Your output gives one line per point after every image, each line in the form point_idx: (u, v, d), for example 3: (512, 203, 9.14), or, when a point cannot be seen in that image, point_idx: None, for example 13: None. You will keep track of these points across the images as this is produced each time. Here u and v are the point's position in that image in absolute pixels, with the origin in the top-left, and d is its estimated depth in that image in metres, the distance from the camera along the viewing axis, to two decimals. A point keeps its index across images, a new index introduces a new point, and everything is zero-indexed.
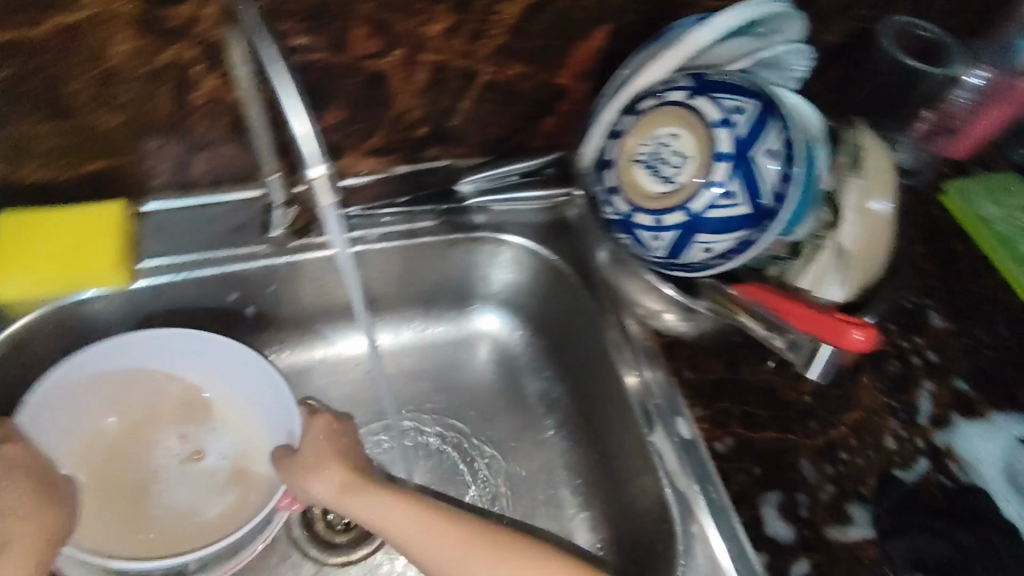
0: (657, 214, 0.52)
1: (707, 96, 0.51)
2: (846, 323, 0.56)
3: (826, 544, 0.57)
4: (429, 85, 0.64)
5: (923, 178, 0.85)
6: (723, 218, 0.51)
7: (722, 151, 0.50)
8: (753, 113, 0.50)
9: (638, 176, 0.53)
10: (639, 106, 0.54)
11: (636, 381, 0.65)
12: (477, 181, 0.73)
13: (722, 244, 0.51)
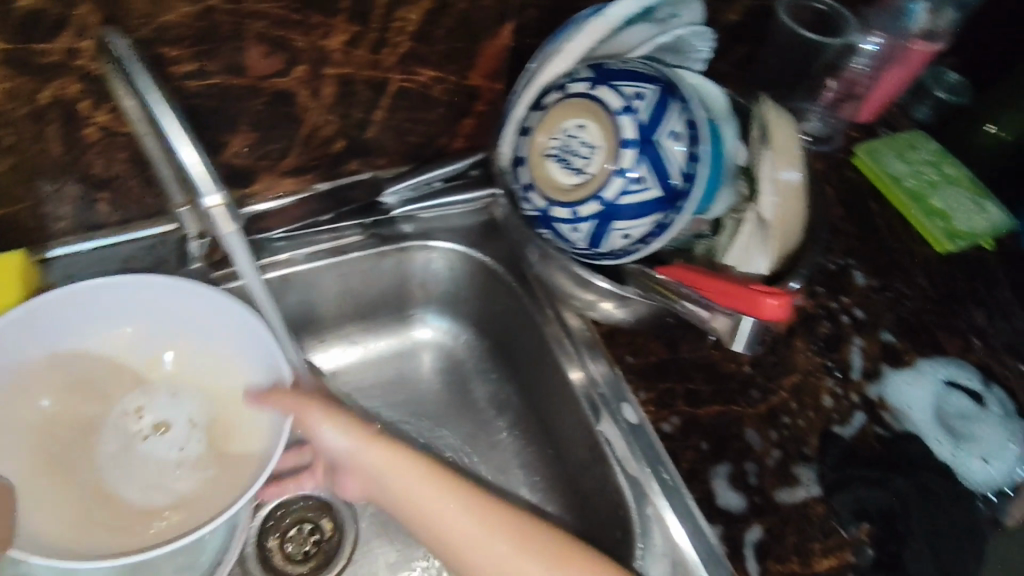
0: (573, 205, 0.54)
1: (607, 86, 0.53)
2: (760, 294, 0.58)
3: (776, 508, 0.58)
4: (338, 99, 0.63)
5: (834, 144, 0.88)
6: (637, 203, 0.53)
7: (628, 138, 0.52)
8: (653, 98, 0.52)
9: (551, 171, 0.55)
10: (545, 101, 0.56)
11: (581, 375, 0.65)
12: (400, 190, 0.73)
13: (640, 229, 0.53)
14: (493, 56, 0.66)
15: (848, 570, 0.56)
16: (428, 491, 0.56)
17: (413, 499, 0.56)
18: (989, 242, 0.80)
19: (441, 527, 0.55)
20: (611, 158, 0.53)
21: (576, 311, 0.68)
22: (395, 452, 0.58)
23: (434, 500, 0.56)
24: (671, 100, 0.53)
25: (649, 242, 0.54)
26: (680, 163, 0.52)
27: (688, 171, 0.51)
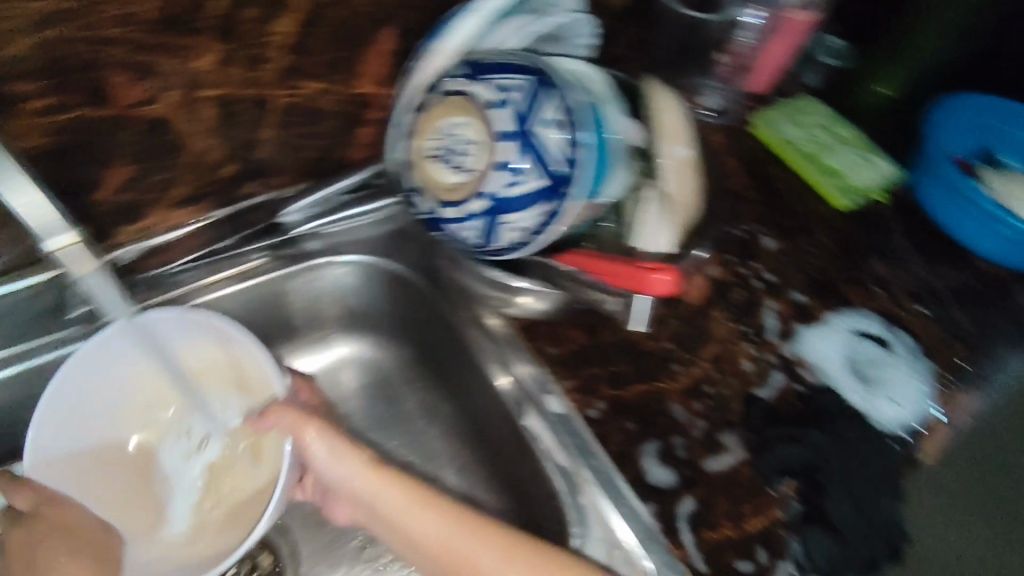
0: (461, 202, 0.56)
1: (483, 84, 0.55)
2: (647, 271, 0.62)
3: (706, 477, 0.59)
4: (219, 121, 0.60)
5: (733, 116, 0.91)
6: (520, 195, 0.54)
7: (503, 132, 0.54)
8: (526, 91, 0.54)
9: (435, 171, 0.57)
10: (428, 104, 0.58)
11: (508, 381, 0.65)
12: (302, 208, 0.71)
13: (528, 220, 0.55)
14: (380, 61, 0.65)
15: (778, 526, 0.57)
16: (419, 516, 0.57)
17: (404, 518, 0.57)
18: (883, 196, 0.83)
19: (417, 533, 0.57)
20: (490, 153, 0.55)
21: (494, 311, 0.68)
22: (389, 480, 0.59)
23: (419, 519, 0.57)
24: (548, 91, 0.54)
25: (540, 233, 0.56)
26: (559, 152, 0.54)
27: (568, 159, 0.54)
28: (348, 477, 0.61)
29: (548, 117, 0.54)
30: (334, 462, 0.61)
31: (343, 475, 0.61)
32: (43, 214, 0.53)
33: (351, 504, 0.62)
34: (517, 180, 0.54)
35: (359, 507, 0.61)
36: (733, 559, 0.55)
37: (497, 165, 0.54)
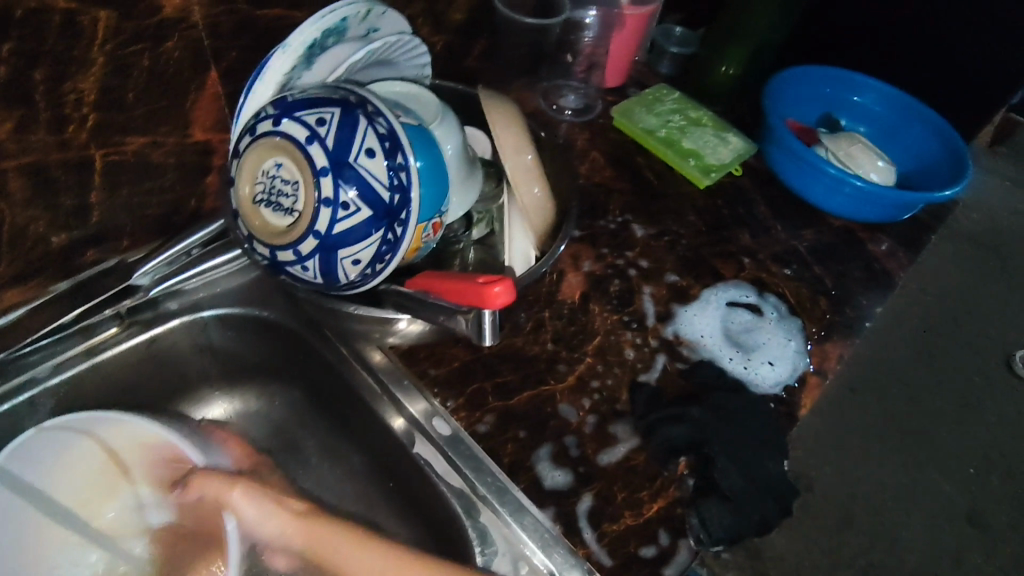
0: (292, 246, 0.49)
1: (286, 117, 0.48)
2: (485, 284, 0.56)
3: (601, 471, 0.60)
4: (32, 192, 0.56)
5: (594, 111, 0.93)
6: (352, 229, 0.48)
7: (320, 165, 0.47)
8: (337, 118, 0.48)
9: (264, 217, 0.50)
10: (240, 148, 0.51)
11: (401, 420, 0.63)
12: (152, 269, 0.66)
13: (367, 252, 0.49)
14: (208, 106, 0.63)
15: (675, 505, 0.59)
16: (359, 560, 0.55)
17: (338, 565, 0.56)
18: (737, 169, 0.88)
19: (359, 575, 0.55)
20: (311, 190, 0.48)
21: (375, 344, 0.66)
22: (325, 525, 0.58)
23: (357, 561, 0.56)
24: (360, 112, 0.48)
25: (385, 263, 0.50)
26: (384, 178, 0.47)
27: (396, 182, 0.48)
28: (283, 533, 0.60)
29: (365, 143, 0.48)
30: (263, 519, 0.60)
31: (273, 530, 0.60)
32: None
33: (287, 554, 0.60)
34: (344, 214, 0.47)
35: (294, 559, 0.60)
36: (636, 547, 0.56)
37: (319, 203, 0.47)
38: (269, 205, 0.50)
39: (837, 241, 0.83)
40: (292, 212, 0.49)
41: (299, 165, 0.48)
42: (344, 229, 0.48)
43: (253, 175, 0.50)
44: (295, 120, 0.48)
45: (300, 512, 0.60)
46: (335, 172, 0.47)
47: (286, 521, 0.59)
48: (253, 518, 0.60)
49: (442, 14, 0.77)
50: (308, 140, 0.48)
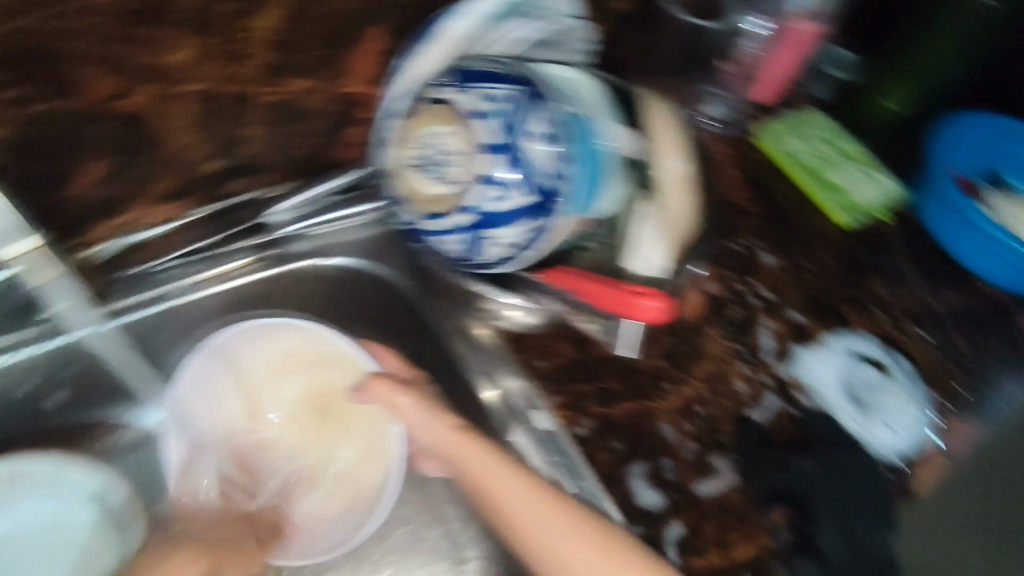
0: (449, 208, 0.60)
1: (467, 97, 0.59)
2: (639, 295, 0.59)
3: (695, 501, 0.58)
4: (199, 117, 0.58)
5: (735, 125, 0.87)
6: (507, 208, 0.58)
7: (489, 144, 0.59)
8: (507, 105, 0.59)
9: (424, 187, 0.61)
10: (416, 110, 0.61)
11: (492, 393, 0.66)
12: (289, 210, 0.70)
13: (514, 230, 0.59)
14: (370, 58, 0.60)
15: (765, 554, 0.57)
16: (510, 488, 0.55)
17: (489, 486, 0.56)
18: (886, 215, 0.80)
19: (504, 504, 0.55)
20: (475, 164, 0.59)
21: (482, 322, 0.68)
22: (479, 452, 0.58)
23: (511, 494, 0.55)
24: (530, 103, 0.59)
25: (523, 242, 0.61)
26: (542, 165, 0.58)
27: (551, 172, 0.58)
28: (439, 447, 0.61)
29: (533, 131, 0.58)
30: (427, 429, 0.62)
31: (434, 438, 0.61)
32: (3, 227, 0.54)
33: (437, 461, 0.63)
34: (506, 195, 0.58)
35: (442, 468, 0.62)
36: None
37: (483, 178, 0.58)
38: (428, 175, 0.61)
39: (987, 309, 0.74)
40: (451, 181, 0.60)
41: (469, 141, 0.59)
42: (496, 207, 0.58)
43: (418, 146, 0.61)
44: (473, 100, 0.60)
45: (460, 427, 0.60)
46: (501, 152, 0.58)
47: (444, 434, 0.61)
48: (414, 423, 0.63)
49: None
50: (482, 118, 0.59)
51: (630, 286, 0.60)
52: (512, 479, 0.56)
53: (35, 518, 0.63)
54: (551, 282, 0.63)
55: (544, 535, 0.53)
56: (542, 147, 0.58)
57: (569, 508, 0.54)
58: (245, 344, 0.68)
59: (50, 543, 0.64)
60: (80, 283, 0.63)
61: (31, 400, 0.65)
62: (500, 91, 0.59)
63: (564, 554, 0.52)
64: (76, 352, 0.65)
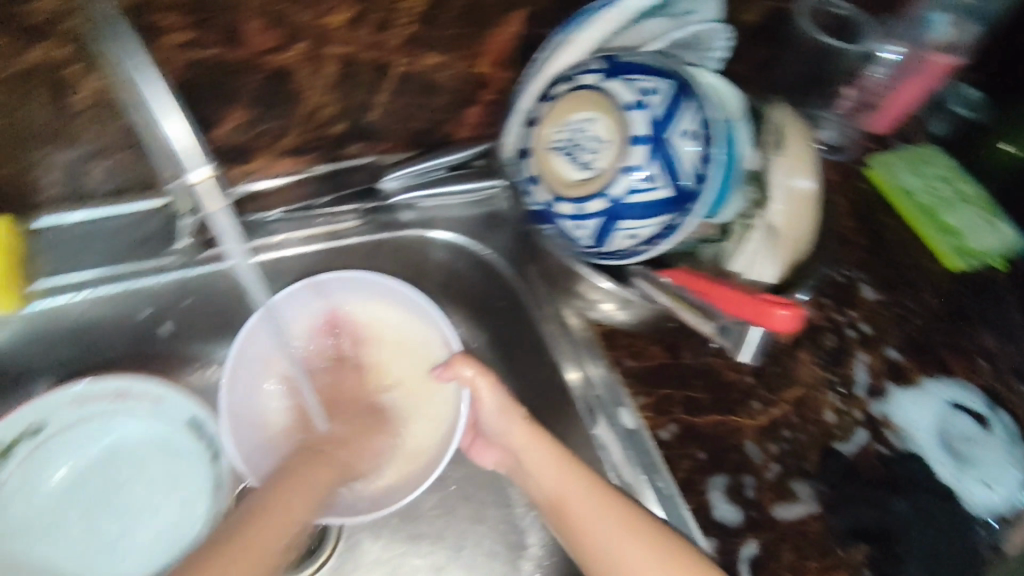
0: (580, 200, 0.51)
1: (620, 78, 0.49)
2: (773, 307, 0.55)
3: (774, 523, 0.57)
4: (339, 80, 0.59)
5: (848, 154, 0.83)
6: (647, 204, 0.49)
7: (640, 133, 0.49)
8: (668, 92, 0.49)
9: (556, 166, 0.52)
10: (553, 91, 0.52)
11: (577, 377, 0.65)
12: (403, 177, 0.68)
13: (648, 232, 0.51)
14: (503, 42, 0.61)
15: None
16: (570, 487, 0.56)
17: (548, 483, 0.58)
18: (1002, 264, 0.74)
19: (565, 497, 0.56)
20: (620, 154, 0.49)
21: (576, 310, 0.68)
22: (540, 446, 0.59)
23: (573, 492, 0.56)
24: (690, 92, 0.49)
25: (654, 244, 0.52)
26: (693, 164, 0.49)
27: (701, 172, 0.49)
28: (506, 437, 0.62)
29: (684, 127, 0.49)
30: (500, 416, 0.62)
31: (506, 429, 0.61)
32: (189, 146, 0.48)
33: (502, 452, 0.63)
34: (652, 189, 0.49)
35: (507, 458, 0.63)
36: None
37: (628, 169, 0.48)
38: (564, 156, 0.52)
39: None
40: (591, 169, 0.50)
41: (619, 128, 0.50)
42: (640, 202, 0.49)
43: (559, 125, 0.51)
44: (625, 83, 0.50)
45: (528, 420, 0.61)
46: (653, 144, 0.49)
47: (513, 423, 0.61)
48: (487, 405, 0.62)
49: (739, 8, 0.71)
50: (635, 105, 0.49)
51: (766, 295, 0.56)
52: (571, 477, 0.57)
53: (138, 438, 0.65)
54: (671, 279, 0.63)
55: (597, 535, 0.54)
56: (695, 148, 0.49)
57: (629, 513, 0.53)
58: (341, 290, 0.67)
59: (151, 468, 0.64)
60: (239, 228, 0.60)
61: (135, 329, 0.65)
62: (658, 80, 0.49)
63: (618, 552, 0.52)
64: (179, 289, 0.64)
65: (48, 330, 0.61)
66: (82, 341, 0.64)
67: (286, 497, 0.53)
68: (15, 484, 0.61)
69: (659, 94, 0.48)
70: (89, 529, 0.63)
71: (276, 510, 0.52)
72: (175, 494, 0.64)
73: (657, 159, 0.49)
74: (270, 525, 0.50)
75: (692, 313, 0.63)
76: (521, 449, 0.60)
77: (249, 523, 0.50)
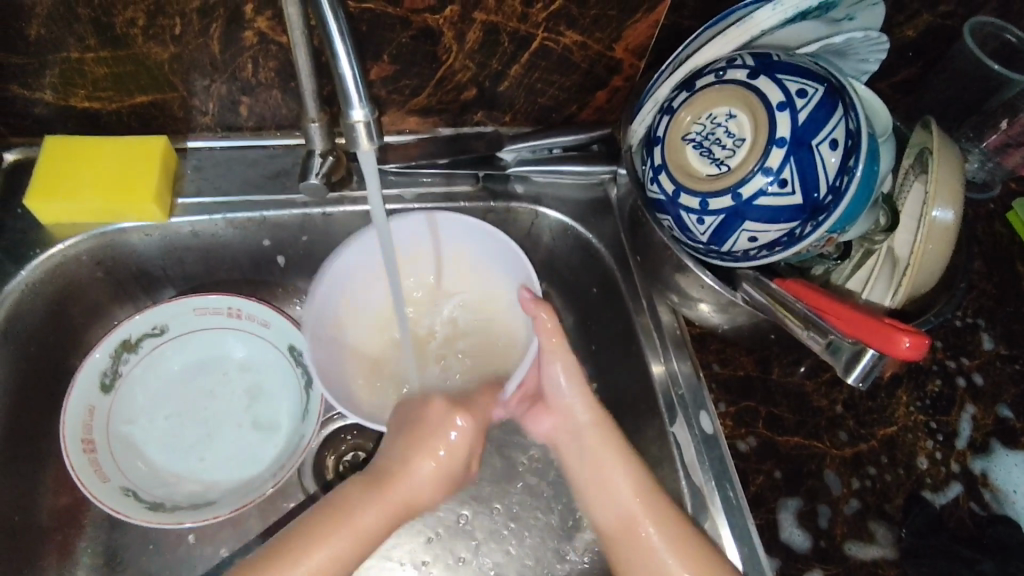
0: (705, 194, 0.50)
1: (770, 77, 0.48)
2: (895, 329, 0.48)
3: (843, 557, 0.55)
4: (481, 45, 0.61)
5: (992, 193, 0.77)
6: (774, 208, 0.48)
7: (780, 136, 0.48)
8: (817, 96, 0.48)
9: (686, 156, 0.51)
10: (697, 82, 0.51)
11: (661, 369, 0.64)
12: (520, 150, 0.69)
13: (769, 236, 0.50)
14: (643, 30, 0.62)
15: None
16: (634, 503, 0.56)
17: (598, 486, 0.58)
18: None
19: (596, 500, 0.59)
20: (757, 153, 0.48)
21: (669, 307, 0.66)
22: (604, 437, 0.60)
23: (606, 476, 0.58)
24: (840, 100, 0.48)
25: (772, 251, 0.51)
26: (830, 175, 0.48)
27: (837, 184, 0.48)
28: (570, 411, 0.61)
29: (828, 134, 0.47)
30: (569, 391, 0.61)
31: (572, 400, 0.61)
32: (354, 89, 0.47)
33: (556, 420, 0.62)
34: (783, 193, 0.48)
35: (563, 435, 0.62)
36: None
37: (762, 171, 0.47)
38: (696, 148, 0.51)
39: None
40: (723, 164, 0.49)
41: (760, 127, 0.48)
42: (768, 205, 0.48)
43: (698, 115, 0.50)
44: (775, 83, 0.48)
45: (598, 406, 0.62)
46: (792, 149, 0.47)
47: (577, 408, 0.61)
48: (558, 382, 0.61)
49: (894, 26, 0.68)
50: (781, 107, 0.48)
51: (888, 318, 0.50)
52: (637, 485, 0.57)
53: (240, 357, 0.68)
54: (780, 287, 0.56)
55: (642, 542, 0.55)
56: (836, 158, 0.47)
57: (677, 518, 0.55)
58: (460, 230, 0.64)
59: (246, 386, 0.68)
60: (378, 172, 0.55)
61: (253, 259, 0.69)
62: (810, 83, 0.48)
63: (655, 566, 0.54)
64: (301, 224, 0.66)
65: (179, 246, 0.65)
66: (208, 261, 0.68)
67: (299, 538, 0.52)
68: (131, 378, 0.65)
69: (809, 99, 0.47)
70: (183, 430, 0.66)
71: (348, 545, 0.53)
72: (255, 418, 0.67)
73: (793, 165, 0.47)
74: (339, 561, 0.53)
75: (800, 328, 0.54)
76: (577, 431, 0.61)
77: (316, 538, 0.52)
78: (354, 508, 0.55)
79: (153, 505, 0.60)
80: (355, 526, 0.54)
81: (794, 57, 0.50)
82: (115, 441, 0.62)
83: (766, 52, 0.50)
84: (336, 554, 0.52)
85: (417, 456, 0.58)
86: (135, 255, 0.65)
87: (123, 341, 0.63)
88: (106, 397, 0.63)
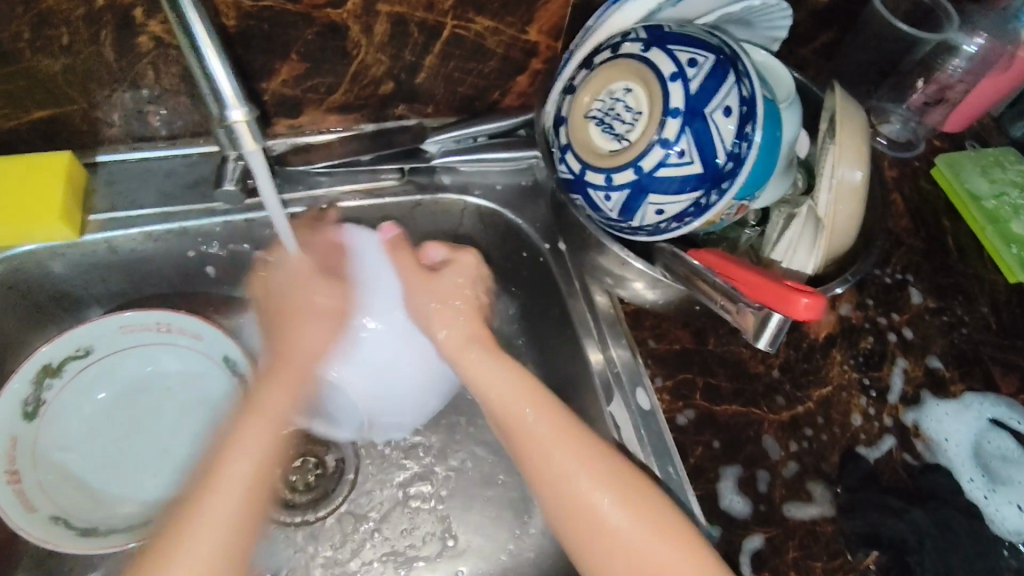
0: (609, 170, 0.50)
1: (661, 49, 0.48)
2: (794, 291, 0.51)
3: (783, 519, 0.56)
4: (390, 38, 0.60)
5: (916, 151, 0.78)
6: (676, 178, 0.49)
7: (674, 106, 0.48)
8: (706, 65, 0.48)
9: (589, 134, 0.51)
10: (594, 60, 0.52)
11: (599, 358, 0.63)
12: (443, 141, 0.68)
13: (675, 208, 0.50)
14: (555, 11, 0.62)
15: None
16: (573, 461, 0.55)
17: (495, 390, 0.58)
18: None
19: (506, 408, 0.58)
20: (653, 125, 0.48)
21: (604, 289, 0.66)
22: (515, 374, 0.59)
23: (508, 393, 0.58)
24: (732, 68, 0.48)
25: (681, 223, 0.51)
26: (727, 142, 0.48)
27: (735, 151, 0.48)
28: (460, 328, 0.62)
29: (723, 101, 0.48)
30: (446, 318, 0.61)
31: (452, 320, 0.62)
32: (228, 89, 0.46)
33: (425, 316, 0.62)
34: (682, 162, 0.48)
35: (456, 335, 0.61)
36: None
37: (660, 143, 0.48)
38: (598, 125, 0.51)
39: None
40: (623, 140, 0.50)
41: (654, 99, 0.48)
42: (668, 176, 0.49)
43: (597, 92, 0.51)
44: (667, 54, 0.49)
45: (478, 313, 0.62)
46: (687, 119, 0.48)
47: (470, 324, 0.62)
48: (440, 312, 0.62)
49: None
50: (674, 77, 0.48)
51: (788, 281, 0.52)
52: (571, 446, 0.55)
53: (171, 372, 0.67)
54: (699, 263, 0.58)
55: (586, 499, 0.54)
56: (731, 124, 0.48)
57: (612, 466, 0.54)
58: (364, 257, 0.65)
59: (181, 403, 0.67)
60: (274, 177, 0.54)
61: (179, 270, 0.67)
62: (701, 52, 0.48)
63: (601, 515, 0.53)
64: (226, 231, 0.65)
65: (100, 263, 0.64)
66: (131, 276, 0.66)
67: (229, 454, 0.53)
68: (57, 404, 0.63)
69: (700, 68, 0.48)
70: (115, 453, 0.64)
71: (261, 445, 0.54)
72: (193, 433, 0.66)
73: (689, 134, 0.48)
74: (259, 465, 0.53)
75: (714, 297, 0.56)
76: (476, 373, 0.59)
77: (228, 454, 0.53)
78: (253, 419, 0.55)
79: (85, 530, 0.59)
80: (267, 421, 0.55)
81: (686, 27, 0.50)
82: (45, 470, 0.61)
83: (659, 24, 0.51)
84: (246, 466, 0.53)
85: (302, 341, 0.60)
86: (51, 278, 0.63)
87: (44, 367, 0.61)
88: (29, 425, 0.61)
